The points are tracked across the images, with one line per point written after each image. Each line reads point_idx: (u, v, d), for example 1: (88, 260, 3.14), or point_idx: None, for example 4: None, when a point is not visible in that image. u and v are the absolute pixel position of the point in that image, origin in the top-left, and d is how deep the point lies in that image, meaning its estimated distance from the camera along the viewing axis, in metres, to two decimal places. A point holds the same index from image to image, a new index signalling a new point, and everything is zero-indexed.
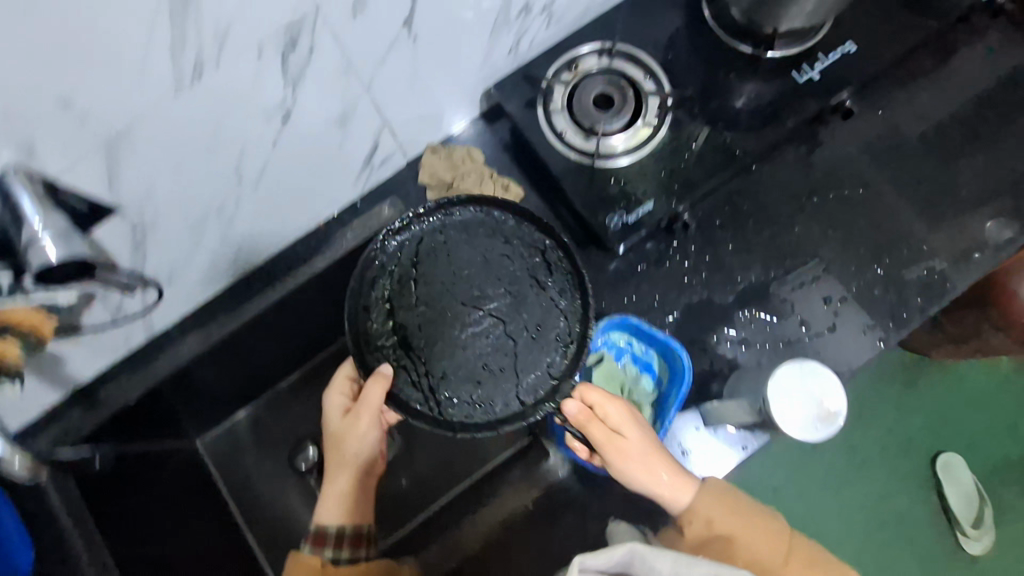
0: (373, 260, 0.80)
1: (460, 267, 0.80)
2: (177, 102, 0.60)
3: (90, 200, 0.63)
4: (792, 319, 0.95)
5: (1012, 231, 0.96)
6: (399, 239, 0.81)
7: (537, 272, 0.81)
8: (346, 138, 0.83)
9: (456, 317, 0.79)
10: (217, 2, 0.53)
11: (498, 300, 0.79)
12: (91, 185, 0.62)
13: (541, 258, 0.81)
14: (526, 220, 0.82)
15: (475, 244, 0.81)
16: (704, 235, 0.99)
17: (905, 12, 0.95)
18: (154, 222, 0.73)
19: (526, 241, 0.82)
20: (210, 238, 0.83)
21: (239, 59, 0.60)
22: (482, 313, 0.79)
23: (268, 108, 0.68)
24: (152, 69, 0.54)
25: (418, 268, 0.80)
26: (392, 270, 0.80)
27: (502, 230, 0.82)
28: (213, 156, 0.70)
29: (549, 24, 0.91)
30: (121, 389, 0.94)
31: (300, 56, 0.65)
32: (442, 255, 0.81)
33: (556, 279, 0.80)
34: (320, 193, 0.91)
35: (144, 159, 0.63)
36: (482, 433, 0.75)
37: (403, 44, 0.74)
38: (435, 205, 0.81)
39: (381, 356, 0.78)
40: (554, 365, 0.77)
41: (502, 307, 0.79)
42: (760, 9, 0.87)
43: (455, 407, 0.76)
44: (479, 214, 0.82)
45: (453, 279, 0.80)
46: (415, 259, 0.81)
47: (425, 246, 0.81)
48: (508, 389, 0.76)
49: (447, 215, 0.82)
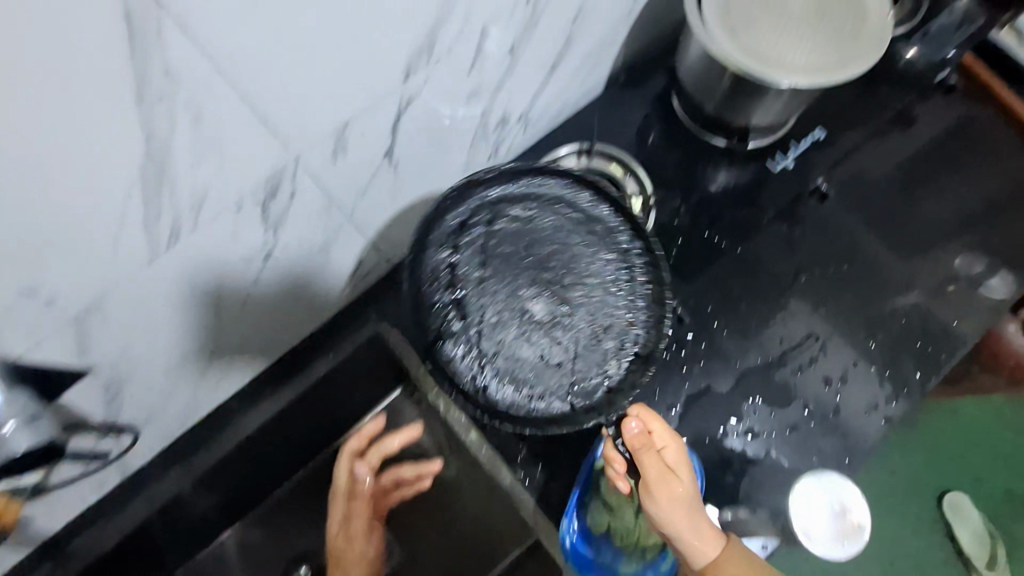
0: (431, 220, 0.72)
1: (536, 247, 0.72)
2: (153, 267, 0.57)
3: (60, 371, 0.59)
4: (795, 403, 0.92)
5: (980, 264, 1.01)
6: (477, 198, 0.73)
7: (617, 269, 0.72)
8: (330, 262, 0.81)
9: (525, 299, 0.70)
10: (193, 174, 0.51)
11: (573, 291, 0.71)
12: (61, 357, 0.58)
13: (621, 253, 0.73)
14: (614, 207, 0.74)
15: (555, 224, 0.73)
16: (697, 321, 0.95)
17: (853, 106, 1.03)
18: (130, 375, 0.69)
19: (608, 229, 0.74)
20: (189, 376, 0.79)
21: (218, 216, 0.57)
22: (552, 302, 0.70)
23: (248, 252, 0.66)
24: (126, 243, 0.52)
25: (491, 235, 0.72)
26: (461, 221, 0.72)
27: (588, 215, 0.74)
28: (192, 305, 0.66)
29: (526, 131, 0.91)
30: (92, 541, 0.86)
31: (281, 202, 0.63)
32: (512, 228, 0.72)
33: (636, 282, 0.72)
34: (304, 315, 0.87)
35: (119, 325, 0.60)
36: (527, 430, 0.67)
37: (384, 172, 0.73)
38: (513, 171, 0.73)
39: (426, 303, 0.70)
40: (616, 373, 0.69)
41: (570, 298, 0.71)
42: (730, 107, 0.87)
43: (499, 398, 0.68)
44: (564, 190, 0.75)
45: (521, 254, 0.71)
46: (482, 219, 0.72)
47: (499, 215, 0.72)
48: (563, 388, 0.68)
49: (524, 189, 0.74)
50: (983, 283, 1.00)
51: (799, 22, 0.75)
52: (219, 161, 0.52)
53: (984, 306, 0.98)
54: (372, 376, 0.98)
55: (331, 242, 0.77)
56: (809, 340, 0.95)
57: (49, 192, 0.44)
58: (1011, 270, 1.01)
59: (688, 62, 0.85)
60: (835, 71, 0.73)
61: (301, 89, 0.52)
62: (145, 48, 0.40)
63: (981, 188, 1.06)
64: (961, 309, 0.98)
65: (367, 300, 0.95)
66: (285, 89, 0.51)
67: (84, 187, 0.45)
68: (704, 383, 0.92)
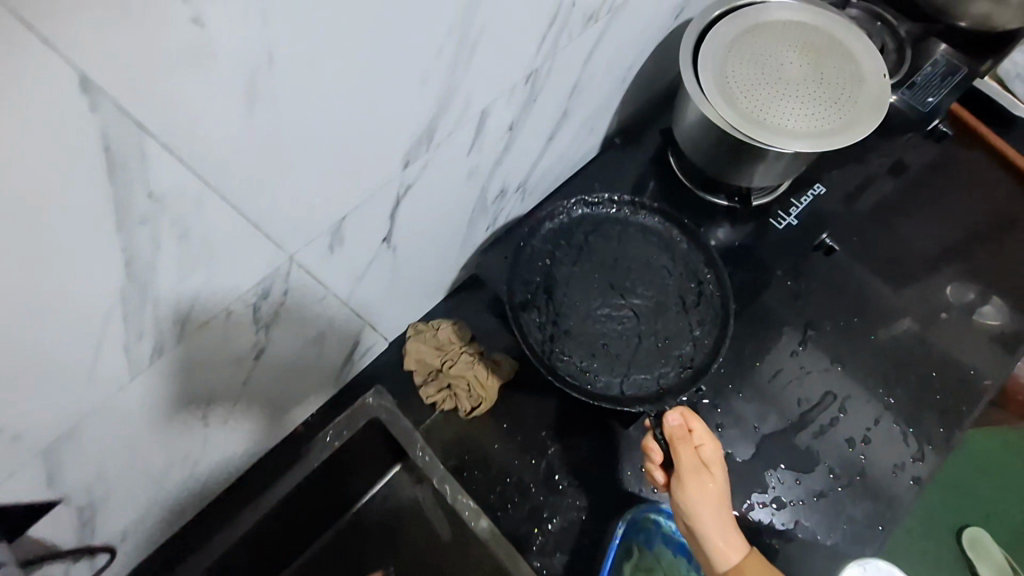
0: (538, 225, 0.85)
1: (623, 258, 0.86)
2: (135, 384, 0.52)
3: (27, 503, 0.53)
4: (819, 469, 0.87)
5: (970, 292, 1.01)
6: (584, 209, 0.87)
7: (687, 295, 0.84)
8: (324, 350, 0.75)
9: (604, 294, 0.83)
10: (179, 289, 0.47)
11: (643, 300, 0.83)
12: (28, 490, 0.51)
13: (691, 286, 0.85)
14: (697, 247, 0.86)
15: (645, 247, 0.87)
16: (711, 385, 0.90)
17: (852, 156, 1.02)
18: (107, 494, 0.62)
19: (688, 262, 0.86)
20: (173, 483, 0.72)
21: (207, 325, 0.53)
22: (624, 304, 0.83)
23: (238, 353, 0.61)
24: (104, 366, 0.47)
25: (589, 240, 0.86)
26: (566, 224, 0.86)
27: (672, 248, 0.87)
28: (177, 413, 0.61)
29: (524, 199, 0.88)
30: None
31: (273, 301, 0.58)
32: (611, 241, 0.86)
33: (702, 309, 0.83)
34: (296, 404, 0.81)
35: (95, 447, 0.54)
36: (576, 396, 0.76)
37: (382, 257, 0.69)
38: (630, 199, 0.88)
39: (524, 281, 0.82)
40: (665, 376, 0.79)
41: (643, 307, 0.83)
42: (728, 169, 0.84)
43: (559, 361, 0.78)
44: (659, 226, 0.88)
45: (609, 265, 0.85)
46: (585, 228, 0.87)
47: (598, 226, 0.87)
48: (617, 375, 0.79)
49: (633, 214, 0.88)
50: (974, 307, 1.00)
51: (795, 88, 0.76)
52: (207, 272, 0.48)
53: (992, 350, 0.97)
54: (370, 462, 0.90)
55: (326, 330, 0.72)
56: (827, 399, 0.91)
57: (12, 328, 0.39)
58: (1015, 310, 1.01)
59: (684, 128, 0.85)
60: (838, 134, 0.72)
61: (307, 186, 0.50)
62: (130, 175, 0.37)
63: (977, 232, 1.06)
64: (972, 354, 0.97)
65: (363, 381, 0.89)
66: (282, 191, 0.48)
67: (52, 319, 0.40)
68: (725, 451, 0.87)
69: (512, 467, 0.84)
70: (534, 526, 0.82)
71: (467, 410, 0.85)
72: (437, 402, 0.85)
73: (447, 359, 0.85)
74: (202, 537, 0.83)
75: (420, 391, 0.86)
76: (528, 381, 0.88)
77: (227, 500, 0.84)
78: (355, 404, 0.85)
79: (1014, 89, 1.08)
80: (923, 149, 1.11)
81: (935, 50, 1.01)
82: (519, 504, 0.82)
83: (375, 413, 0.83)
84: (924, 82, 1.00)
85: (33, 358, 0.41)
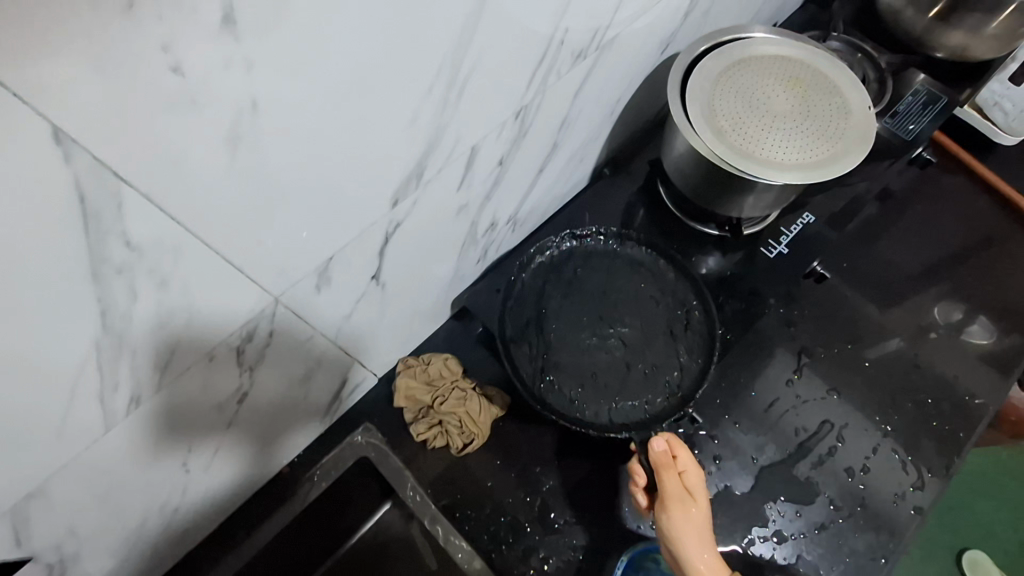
0: (530, 258, 0.85)
1: (611, 289, 0.85)
2: (111, 436, 0.49)
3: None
4: (820, 500, 0.85)
5: (958, 311, 1.01)
6: (572, 244, 0.87)
7: (674, 325, 0.83)
8: (311, 389, 0.73)
9: (591, 325, 0.82)
10: (157, 339, 0.45)
11: (631, 329, 0.82)
12: None
13: (678, 316, 0.84)
14: (684, 279, 0.86)
15: (632, 278, 0.86)
16: (706, 416, 0.89)
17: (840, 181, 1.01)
18: (80, 548, 0.58)
19: (677, 294, 0.86)
20: (152, 533, 0.68)
21: (187, 371, 0.51)
22: (612, 334, 0.82)
23: (222, 397, 0.59)
24: (78, 420, 0.45)
25: (577, 272, 0.86)
26: (554, 257, 0.86)
27: (659, 278, 0.86)
28: (156, 461, 0.58)
29: (515, 230, 0.87)
30: None
31: (258, 344, 0.56)
32: (601, 272, 0.86)
33: (688, 337, 0.82)
34: (282, 444, 0.78)
35: (67, 502, 0.51)
36: (564, 425, 0.75)
37: (371, 294, 0.67)
38: (619, 232, 0.88)
39: (516, 316, 0.82)
40: (652, 404, 0.77)
41: (632, 335, 0.82)
42: (718, 200, 0.84)
43: (546, 391, 0.77)
44: (646, 257, 0.88)
45: (598, 296, 0.84)
46: (575, 261, 0.87)
47: (586, 259, 0.87)
48: (605, 404, 0.77)
49: (621, 247, 0.88)
50: (962, 327, 1.00)
51: (782, 121, 0.77)
52: (187, 320, 0.46)
53: (985, 374, 0.97)
54: (358, 502, 0.86)
55: (313, 369, 0.70)
56: (825, 428, 0.90)
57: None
58: (1006, 333, 1.01)
59: (674, 157, 0.85)
60: (824, 166, 0.73)
61: (292, 229, 0.49)
62: (105, 228, 0.35)
63: (965, 256, 1.07)
64: (966, 378, 0.96)
65: (352, 417, 0.86)
66: (266, 234, 0.47)
67: (19, 375, 0.38)
68: (723, 484, 0.85)
69: (506, 506, 0.81)
70: (530, 567, 0.78)
71: (459, 447, 0.82)
72: (429, 440, 0.83)
73: (438, 396, 0.83)
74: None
75: (410, 428, 0.83)
76: (522, 416, 0.86)
77: (207, 547, 0.80)
78: (343, 443, 0.82)
79: (993, 115, 1.10)
80: (909, 174, 1.13)
81: (915, 80, 1.02)
82: (514, 544, 0.79)
83: (365, 452, 0.81)
84: (907, 112, 1.01)
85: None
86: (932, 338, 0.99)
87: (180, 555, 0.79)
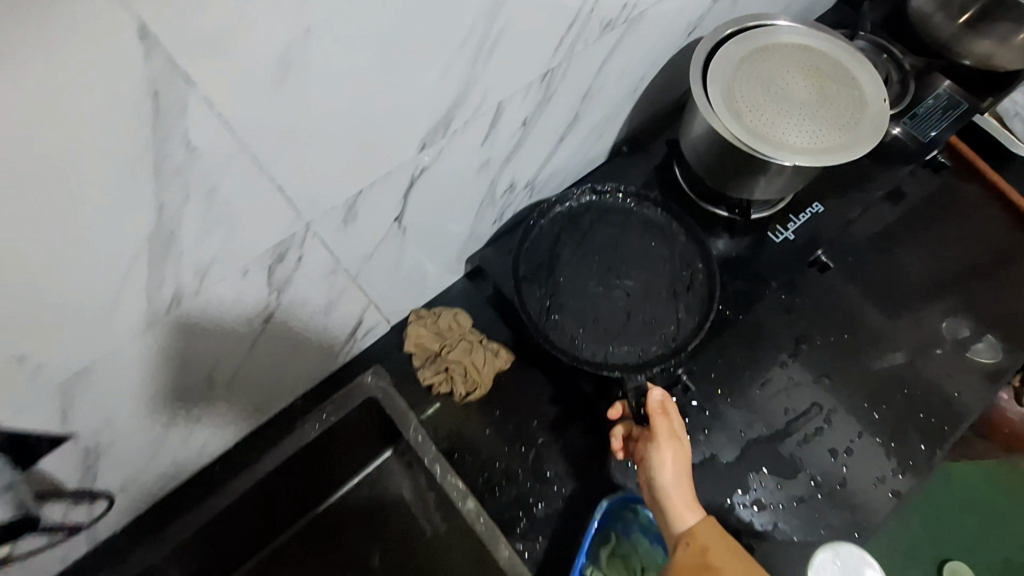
0: (551, 208, 0.89)
1: (622, 245, 0.89)
2: (150, 333, 0.54)
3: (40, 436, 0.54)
4: (801, 476, 0.88)
5: (957, 314, 1.03)
6: (591, 197, 0.90)
7: (678, 284, 0.86)
8: (329, 323, 0.78)
9: (599, 273, 0.86)
10: (201, 244, 0.49)
11: (636, 283, 0.86)
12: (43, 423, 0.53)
13: (683, 275, 0.87)
14: (693, 242, 0.89)
15: (644, 236, 0.89)
16: (699, 389, 0.93)
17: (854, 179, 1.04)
18: (112, 440, 0.64)
19: (685, 257, 0.89)
20: (174, 441, 0.74)
21: (222, 282, 0.55)
22: (617, 285, 0.85)
23: (250, 315, 0.63)
24: (126, 309, 0.50)
25: (591, 224, 0.89)
26: (571, 208, 0.90)
27: (669, 240, 0.89)
28: (186, 366, 0.63)
29: (533, 195, 0.91)
30: None
31: (288, 266, 0.61)
32: (614, 228, 0.89)
33: (690, 296, 0.85)
34: (298, 374, 0.83)
35: (107, 389, 0.56)
36: (560, 357, 0.79)
37: (392, 237, 0.72)
38: (636, 193, 0.91)
39: (529, 257, 0.86)
40: (646, 351, 0.81)
41: (636, 289, 0.85)
42: (729, 183, 0.87)
43: (548, 327, 0.81)
44: (660, 218, 0.91)
45: (609, 249, 0.88)
46: (591, 215, 0.90)
47: (602, 214, 0.90)
48: (602, 346, 0.81)
49: (637, 207, 0.91)
50: (968, 344, 1.01)
51: (800, 108, 0.79)
52: (229, 230, 0.51)
53: (979, 377, 0.99)
54: (361, 439, 0.91)
55: (334, 303, 0.75)
56: (813, 410, 0.93)
57: (37, 260, 0.41)
58: (1003, 338, 1.03)
59: (692, 137, 0.87)
60: (834, 152, 0.75)
61: (329, 157, 0.53)
62: (169, 126, 0.40)
63: (969, 262, 1.09)
64: (958, 379, 0.98)
65: (363, 359, 0.91)
66: (304, 159, 0.51)
67: (84, 255, 0.43)
68: (709, 452, 0.89)
69: (503, 452, 0.86)
70: (519, 511, 0.83)
71: (462, 396, 0.86)
72: (434, 387, 0.87)
73: (446, 345, 0.88)
74: (197, 499, 0.85)
75: (418, 373, 0.88)
76: (525, 372, 0.91)
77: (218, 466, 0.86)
78: (352, 383, 0.87)
79: (1012, 126, 1.12)
80: (923, 179, 1.14)
81: (937, 84, 1.04)
82: (505, 489, 0.84)
83: (371, 391, 0.85)
84: (926, 116, 1.03)
85: (52, 293, 0.44)
86: (929, 337, 1.01)
87: (196, 470, 0.85)
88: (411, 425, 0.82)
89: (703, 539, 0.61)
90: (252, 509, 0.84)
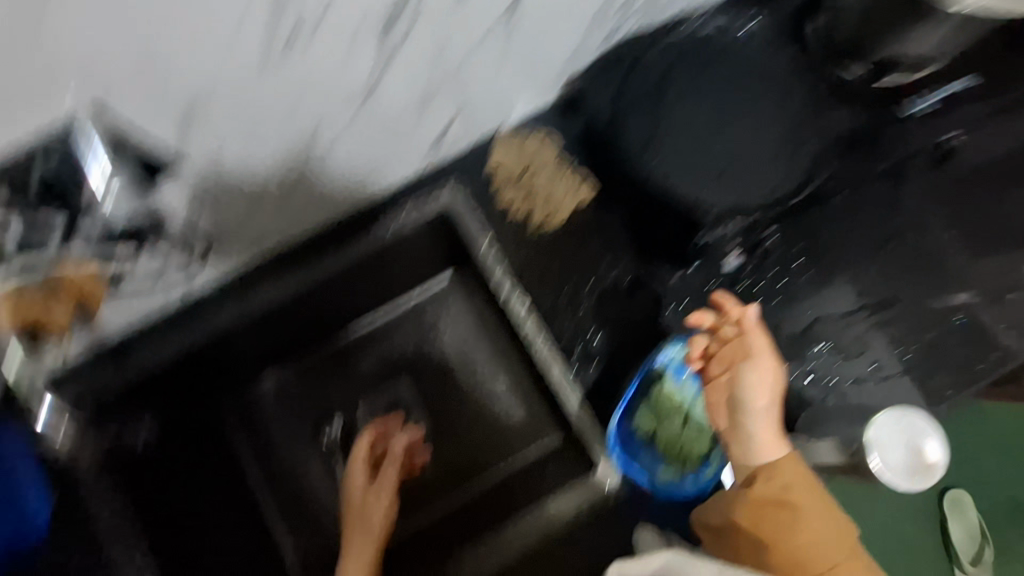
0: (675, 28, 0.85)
1: (741, 81, 0.82)
2: (261, 79, 0.54)
3: (149, 151, 0.53)
4: (861, 359, 0.83)
5: None
6: (715, 21, 0.85)
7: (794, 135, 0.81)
8: (422, 121, 0.77)
9: (714, 107, 0.81)
10: None
11: (749, 123, 0.81)
12: (155, 132, 0.53)
13: (799, 128, 0.82)
14: (814, 90, 0.83)
15: (767, 76, 0.82)
16: (779, 256, 0.86)
17: None
18: (218, 177, 0.65)
19: (803, 106, 0.82)
20: (266, 208, 0.77)
21: (331, 37, 0.53)
22: (730, 123, 0.81)
23: (351, 88, 0.62)
24: (240, 41, 0.48)
25: (713, 53, 0.83)
26: (696, 33, 0.84)
27: (793, 84, 0.82)
28: (290, 118, 0.63)
29: (646, 21, 0.84)
30: (151, 349, 0.82)
31: (396, 38, 0.58)
32: (735, 62, 0.83)
33: (803, 152, 0.81)
34: (382, 170, 0.84)
35: (218, 123, 0.57)
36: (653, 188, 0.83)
37: (498, 34, 0.67)
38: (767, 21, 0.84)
39: (637, 83, 0.83)
40: (744, 198, 0.79)
41: (747, 130, 0.80)
42: (875, 23, 0.76)
43: (651, 158, 0.82)
44: (790, 56, 0.83)
45: (727, 82, 0.82)
46: (714, 43, 0.84)
47: (726, 43, 0.83)
48: (698, 184, 0.79)
49: (769, 38, 0.84)
50: None
51: None
52: None
53: None
54: (428, 253, 0.92)
55: (430, 96, 0.72)
56: (895, 298, 0.83)
57: None
58: None
59: None
60: None
61: None
62: None
63: None
64: None
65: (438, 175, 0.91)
66: None
67: None
68: (775, 319, 0.85)
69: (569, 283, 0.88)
70: (578, 339, 0.86)
71: (536, 226, 0.89)
72: (511, 214, 0.89)
73: (529, 167, 0.90)
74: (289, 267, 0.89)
75: (500, 193, 0.90)
76: (603, 211, 0.89)
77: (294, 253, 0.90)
78: (428, 194, 0.87)
79: None
80: None
81: None
82: (565, 317, 0.86)
83: (447, 203, 0.85)
84: None
85: None
86: None
87: (280, 247, 0.90)
88: (485, 240, 0.85)
89: (786, 475, 0.59)
90: (324, 297, 0.88)
